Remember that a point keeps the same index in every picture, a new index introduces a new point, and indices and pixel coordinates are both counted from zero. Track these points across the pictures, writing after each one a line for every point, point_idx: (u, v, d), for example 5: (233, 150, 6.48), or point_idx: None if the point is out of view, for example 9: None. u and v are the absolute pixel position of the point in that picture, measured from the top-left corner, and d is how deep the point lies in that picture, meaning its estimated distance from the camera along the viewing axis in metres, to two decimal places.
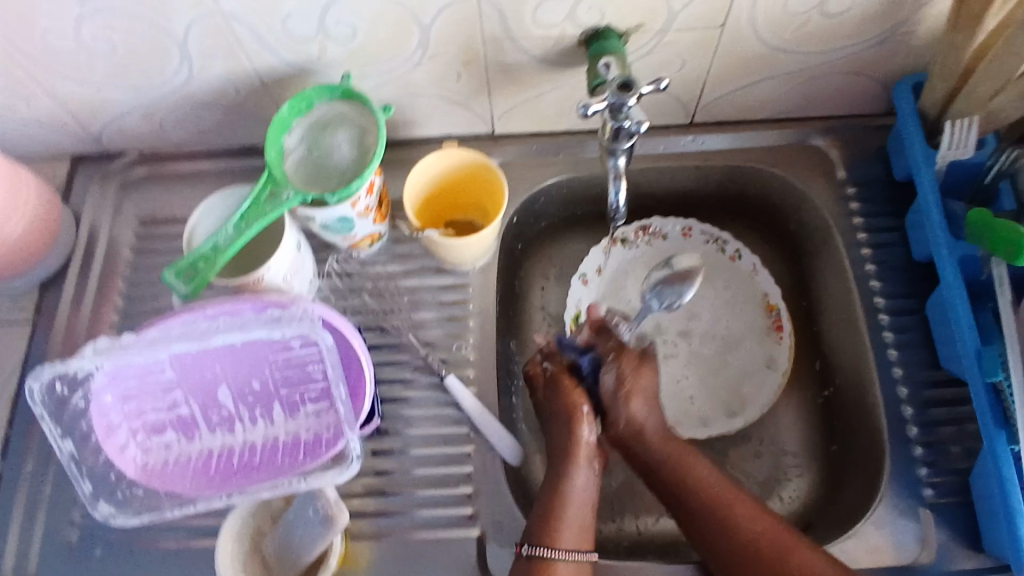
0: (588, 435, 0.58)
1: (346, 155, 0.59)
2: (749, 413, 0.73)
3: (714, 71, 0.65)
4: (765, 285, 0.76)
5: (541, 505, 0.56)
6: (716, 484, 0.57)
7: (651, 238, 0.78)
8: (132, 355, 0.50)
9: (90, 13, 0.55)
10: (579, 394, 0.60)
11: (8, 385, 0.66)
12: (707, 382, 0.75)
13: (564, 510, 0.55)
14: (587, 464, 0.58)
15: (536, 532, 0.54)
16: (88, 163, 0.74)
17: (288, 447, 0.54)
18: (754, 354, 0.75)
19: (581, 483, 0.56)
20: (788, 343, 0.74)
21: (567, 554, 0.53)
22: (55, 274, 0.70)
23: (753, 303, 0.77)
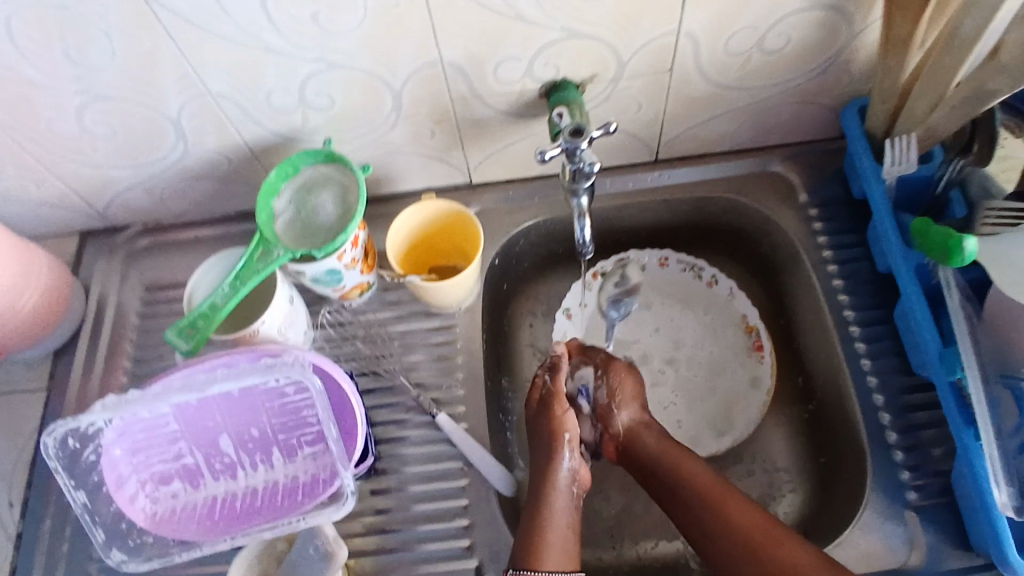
0: (568, 462, 0.61)
1: (330, 214, 0.64)
2: (737, 432, 0.74)
3: (669, 110, 0.70)
4: (743, 307, 0.79)
5: (523, 530, 0.58)
6: (707, 480, 0.60)
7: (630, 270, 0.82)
8: (138, 410, 0.53)
9: (92, 101, 0.61)
10: (566, 420, 0.63)
11: (26, 448, 0.71)
12: (694, 405, 0.77)
13: (547, 534, 0.57)
14: (566, 489, 0.60)
15: (519, 557, 0.56)
16: (95, 237, 0.79)
17: (287, 489, 0.57)
18: (738, 374, 0.77)
19: (559, 506, 0.59)
20: (769, 361, 0.76)
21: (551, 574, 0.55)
22: (67, 343, 0.74)
23: (733, 325, 0.79)
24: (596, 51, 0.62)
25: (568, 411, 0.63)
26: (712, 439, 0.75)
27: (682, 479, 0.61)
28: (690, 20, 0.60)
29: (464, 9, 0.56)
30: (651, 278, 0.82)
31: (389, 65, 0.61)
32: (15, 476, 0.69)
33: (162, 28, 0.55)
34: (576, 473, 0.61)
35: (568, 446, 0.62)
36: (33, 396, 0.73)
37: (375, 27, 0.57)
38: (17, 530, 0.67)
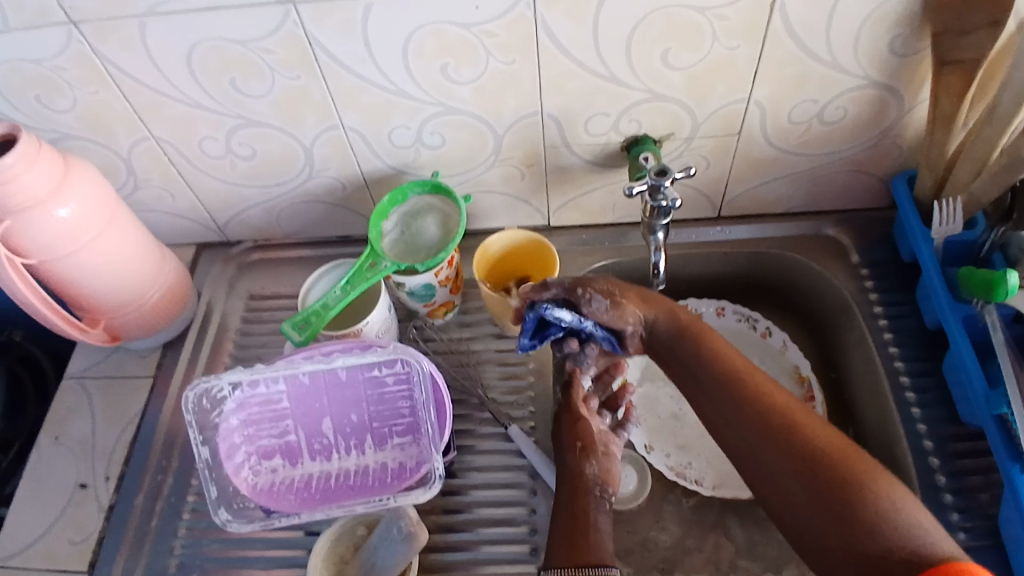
0: (592, 469, 0.65)
1: (433, 236, 0.73)
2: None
3: (734, 170, 0.78)
4: (795, 358, 0.83)
5: (561, 532, 0.61)
6: (744, 368, 0.60)
7: None
8: (259, 384, 0.61)
9: (242, 125, 0.73)
10: (578, 431, 0.68)
11: (127, 429, 0.78)
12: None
13: (581, 533, 0.60)
14: (595, 494, 0.64)
15: (556, 560, 0.59)
16: (211, 249, 0.89)
17: (378, 473, 0.62)
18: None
19: (589, 509, 0.63)
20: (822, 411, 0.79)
21: (580, 568, 0.57)
22: (175, 338, 0.83)
23: (785, 373, 0.83)
24: (675, 113, 0.71)
25: (583, 424, 0.68)
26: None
27: (709, 369, 0.61)
28: (759, 90, 0.69)
29: (566, 68, 0.66)
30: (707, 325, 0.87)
31: (497, 113, 0.71)
32: (116, 452, 0.76)
33: (318, 69, 0.66)
34: (604, 478, 0.65)
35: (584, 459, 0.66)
36: (139, 382, 0.81)
37: (492, 78, 0.67)
38: (109, 503, 0.73)
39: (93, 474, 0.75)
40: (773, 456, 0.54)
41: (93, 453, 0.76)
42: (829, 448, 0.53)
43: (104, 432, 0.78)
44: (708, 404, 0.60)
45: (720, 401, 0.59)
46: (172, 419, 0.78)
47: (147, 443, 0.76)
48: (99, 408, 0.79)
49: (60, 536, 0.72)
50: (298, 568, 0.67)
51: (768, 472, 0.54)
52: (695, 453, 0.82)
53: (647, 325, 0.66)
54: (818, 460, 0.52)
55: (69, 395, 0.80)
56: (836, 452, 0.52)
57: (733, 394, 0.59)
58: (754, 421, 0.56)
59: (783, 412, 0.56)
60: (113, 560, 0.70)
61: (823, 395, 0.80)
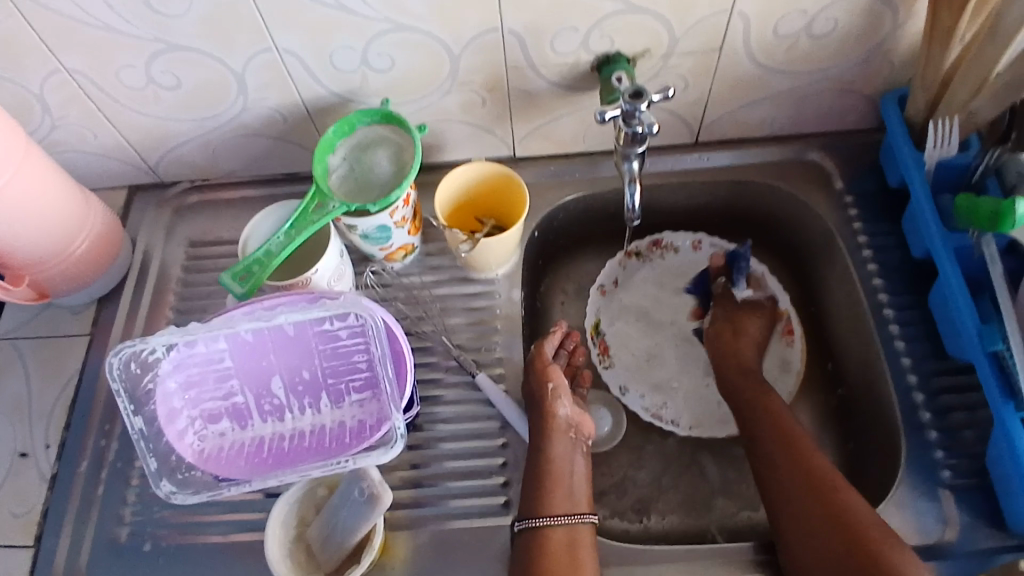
0: (564, 410, 0.64)
1: (386, 170, 0.66)
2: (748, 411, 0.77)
3: (715, 93, 0.72)
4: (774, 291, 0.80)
5: (533, 478, 0.61)
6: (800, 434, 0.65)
7: (664, 251, 0.84)
8: (195, 343, 0.55)
9: (164, 50, 0.63)
10: (550, 374, 0.65)
11: (65, 392, 0.72)
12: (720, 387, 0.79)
13: (553, 479, 0.61)
14: (566, 436, 0.64)
15: (528, 507, 0.60)
16: (144, 192, 0.81)
17: (335, 433, 0.58)
18: (774, 355, 0.78)
19: (560, 453, 0.62)
20: (800, 345, 0.78)
21: (556, 519, 0.59)
22: (111, 291, 0.76)
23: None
24: (652, 27, 0.64)
25: (553, 366, 0.66)
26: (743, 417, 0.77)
27: (783, 425, 0.66)
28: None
29: None
30: (684, 259, 0.84)
31: (452, 30, 0.63)
32: (54, 418, 0.71)
33: None
34: (575, 424, 0.65)
35: (557, 399, 0.64)
36: (76, 341, 0.74)
37: None
38: (52, 471, 0.68)
39: (33, 441, 0.70)
40: (811, 514, 0.58)
41: (30, 419, 0.71)
42: (861, 515, 0.57)
43: (40, 396, 0.72)
44: (768, 449, 0.64)
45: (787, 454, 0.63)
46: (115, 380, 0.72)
47: (89, 407, 0.71)
48: (34, 371, 0.73)
49: (3, 509, 0.67)
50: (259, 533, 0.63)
51: (805, 528, 0.58)
52: (671, 394, 0.78)
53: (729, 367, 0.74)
54: (853, 529, 0.56)
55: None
56: (862, 516, 0.57)
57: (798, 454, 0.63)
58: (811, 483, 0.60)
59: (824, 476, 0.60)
60: (61, 531, 0.66)
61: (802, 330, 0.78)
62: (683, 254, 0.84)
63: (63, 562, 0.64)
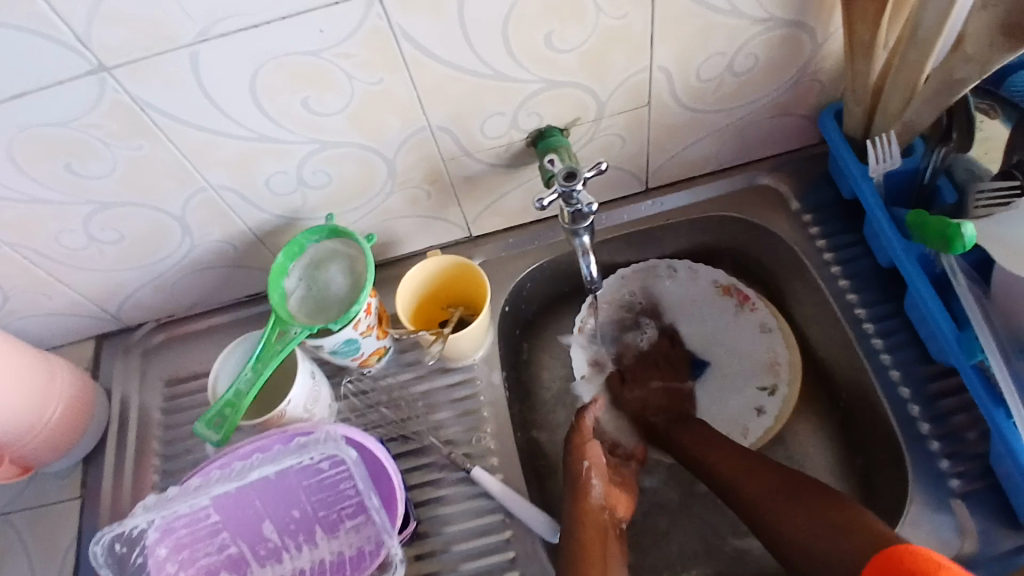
0: (598, 490, 0.64)
1: (341, 286, 0.66)
2: (773, 408, 0.74)
3: (652, 142, 0.72)
4: (711, 276, 0.80)
5: (562, 562, 0.60)
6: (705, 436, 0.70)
7: (601, 307, 0.80)
8: (178, 505, 0.55)
9: (98, 210, 0.64)
10: (588, 449, 0.66)
11: (66, 559, 0.71)
12: (743, 392, 0.76)
13: (585, 561, 0.59)
14: (600, 517, 0.63)
15: None
16: (112, 340, 0.81)
17: (335, 566, 0.56)
18: (751, 331, 0.77)
19: (593, 533, 0.61)
20: (761, 304, 0.77)
21: None
22: (95, 447, 0.75)
23: (711, 294, 0.80)
24: (576, 97, 0.64)
25: (591, 442, 0.67)
26: (766, 398, 0.75)
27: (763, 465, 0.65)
28: (660, 55, 0.63)
29: (444, 75, 0.59)
30: (621, 301, 0.81)
31: (379, 136, 0.63)
32: None
33: (163, 134, 0.58)
34: (608, 504, 0.65)
35: (591, 478, 0.65)
36: (67, 506, 0.73)
37: (364, 102, 0.60)
38: None
39: None
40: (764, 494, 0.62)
41: None
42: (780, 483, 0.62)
43: (41, 569, 0.70)
44: (773, 510, 0.60)
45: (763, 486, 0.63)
46: None
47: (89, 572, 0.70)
48: (31, 545, 0.72)
49: None
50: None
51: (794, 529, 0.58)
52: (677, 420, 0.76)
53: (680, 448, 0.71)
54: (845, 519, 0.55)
55: None
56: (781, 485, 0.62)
57: (815, 497, 0.59)
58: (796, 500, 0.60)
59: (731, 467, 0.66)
60: None
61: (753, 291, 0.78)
62: (619, 301, 0.81)
63: None
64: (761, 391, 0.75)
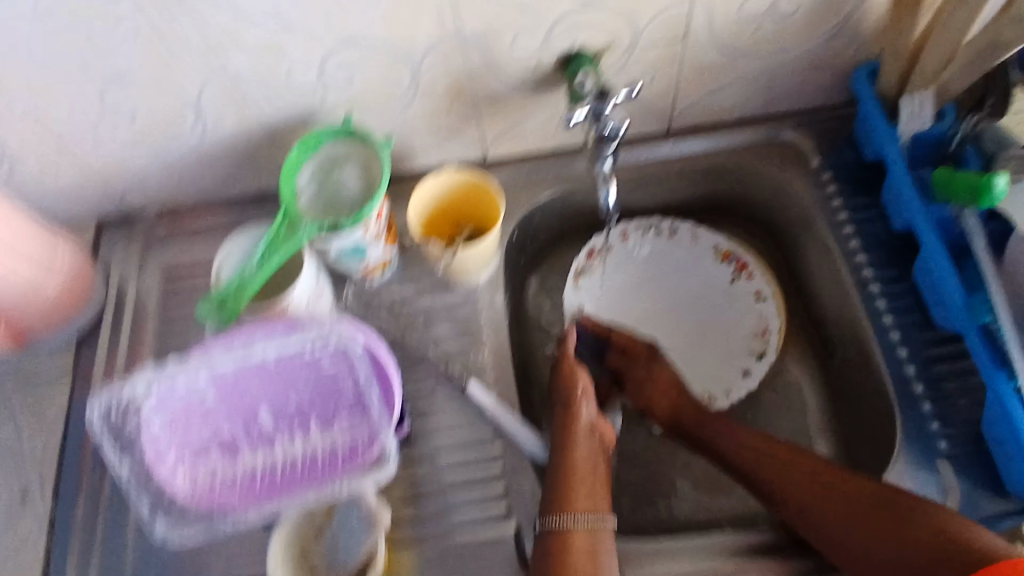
0: (586, 413, 0.66)
1: (354, 188, 0.65)
2: (757, 372, 0.76)
3: (683, 81, 0.71)
4: (711, 241, 0.80)
5: (552, 478, 0.61)
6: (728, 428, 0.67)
7: (601, 255, 0.81)
8: (178, 380, 0.55)
9: (113, 82, 0.62)
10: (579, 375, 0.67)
11: (55, 433, 0.71)
12: (732, 355, 0.77)
13: (574, 476, 0.61)
14: (588, 438, 0.64)
15: (551, 507, 0.59)
16: (113, 225, 0.80)
17: (327, 457, 0.57)
18: (744, 299, 0.78)
19: (583, 453, 0.63)
20: (759, 274, 0.78)
21: (578, 518, 0.58)
22: (90, 329, 0.75)
23: (708, 260, 0.80)
24: (613, 21, 0.63)
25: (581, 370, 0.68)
26: (755, 362, 0.76)
27: (803, 464, 0.61)
28: None
29: None
30: (618, 257, 0.81)
31: (409, 38, 0.61)
32: (46, 460, 0.70)
33: (188, 7, 0.56)
34: (596, 428, 0.66)
35: (582, 401, 0.66)
36: (58, 383, 0.73)
37: None
38: (50, 515, 0.68)
39: (26, 485, 0.69)
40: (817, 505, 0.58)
41: (20, 466, 0.70)
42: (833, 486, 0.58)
43: (29, 440, 0.71)
44: (847, 522, 0.56)
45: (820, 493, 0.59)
46: None
47: (78, 447, 0.70)
48: (20, 417, 0.72)
49: None
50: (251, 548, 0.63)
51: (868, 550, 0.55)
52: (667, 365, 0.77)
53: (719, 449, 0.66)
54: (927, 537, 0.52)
55: None
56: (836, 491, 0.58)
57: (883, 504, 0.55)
58: (862, 509, 0.56)
59: (775, 463, 0.62)
60: (65, 575, 0.65)
61: (752, 260, 0.78)
62: (619, 253, 0.81)
63: None
64: (750, 355, 0.76)
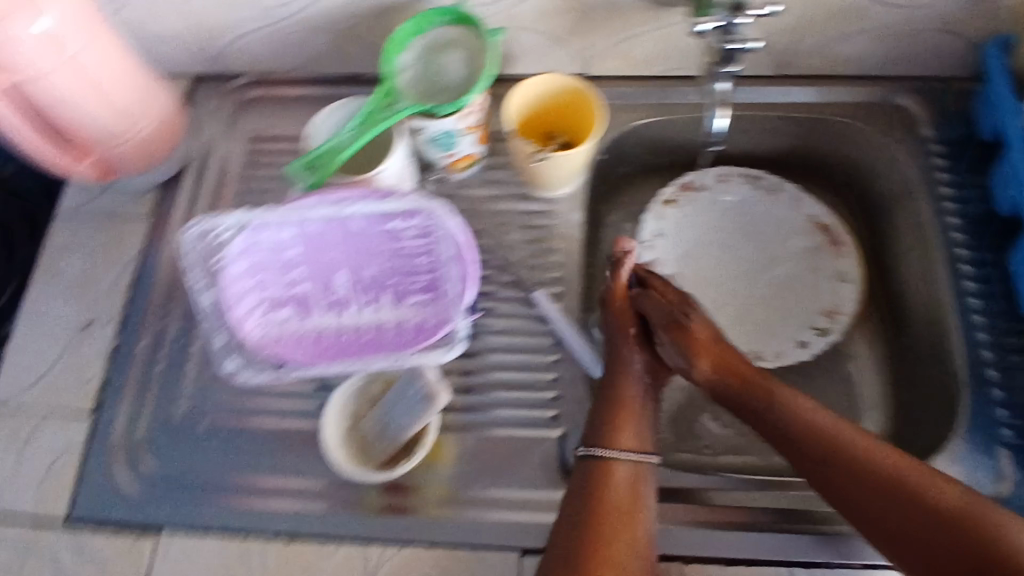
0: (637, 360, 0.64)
1: (457, 74, 0.63)
2: (814, 347, 0.72)
3: (808, 21, 0.68)
4: (811, 210, 0.77)
5: (600, 407, 0.61)
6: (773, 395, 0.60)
7: (693, 193, 0.78)
8: (265, 229, 0.56)
9: None
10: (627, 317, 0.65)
11: (127, 271, 0.73)
12: (798, 322, 0.74)
13: (622, 411, 0.61)
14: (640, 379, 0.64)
15: (595, 436, 0.59)
16: (206, 83, 0.80)
17: (395, 330, 0.59)
18: (824, 270, 0.75)
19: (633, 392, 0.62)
20: (848, 254, 0.75)
21: (621, 454, 0.58)
22: (173, 178, 0.76)
23: (800, 226, 0.77)
24: None
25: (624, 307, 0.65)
26: (815, 337, 0.73)
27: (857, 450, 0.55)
28: None
29: None
30: (705, 202, 0.78)
31: None
32: (116, 293, 0.72)
33: None
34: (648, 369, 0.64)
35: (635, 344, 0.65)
36: (136, 224, 0.75)
37: None
38: (113, 345, 0.70)
39: (95, 313, 0.72)
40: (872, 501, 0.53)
41: (90, 294, 0.72)
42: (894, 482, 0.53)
43: (102, 272, 0.73)
44: (908, 528, 0.51)
45: (877, 492, 0.53)
46: (174, 269, 0.73)
47: (148, 287, 0.72)
48: (96, 250, 0.74)
49: (63, 374, 0.70)
50: (293, 398, 0.67)
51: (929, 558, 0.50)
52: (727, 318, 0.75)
53: (775, 428, 0.59)
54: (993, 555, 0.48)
55: (60, 233, 0.75)
56: (895, 488, 0.53)
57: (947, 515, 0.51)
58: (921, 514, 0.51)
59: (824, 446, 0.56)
60: (123, 402, 0.68)
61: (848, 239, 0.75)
62: (711, 192, 0.78)
63: (121, 429, 0.67)
64: (810, 330, 0.73)
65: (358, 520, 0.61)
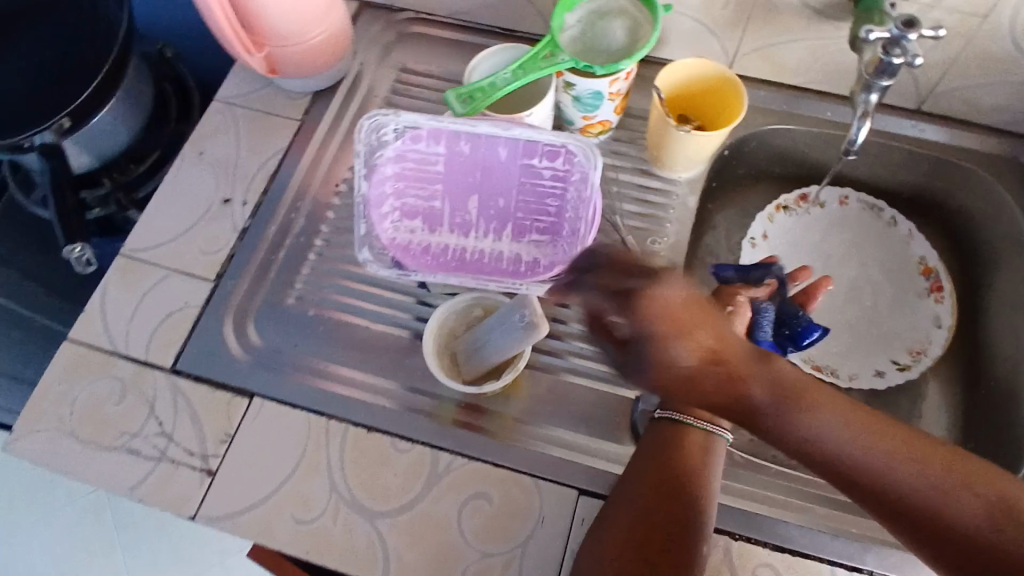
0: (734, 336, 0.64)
1: (618, 41, 0.67)
2: (891, 379, 0.75)
3: (958, 61, 0.69)
4: (921, 250, 0.79)
5: None
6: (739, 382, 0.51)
7: (809, 206, 0.82)
8: (422, 142, 0.67)
9: None
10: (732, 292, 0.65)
11: (268, 162, 0.79)
12: (883, 349, 0.76)
13: None
14: None
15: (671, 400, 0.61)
16: (371, 11, 0.87)
17: (511, 260, 0.68)
18: (919, 304, 0.77)
19: None
20: (949, 301, 0.76)
21: (696, 421, 0.60)
22: (326, 89, 0.82)
23: (908, 263, 0.79)
24: None
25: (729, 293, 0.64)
26: (894, 369, 0.75)
27: (854, 441, 0.49)
28: None
29: None
30: (822, 218, 0.82)
31: None
32: (255, 180, 0.78)
33: None
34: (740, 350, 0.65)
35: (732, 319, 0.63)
36: (284, 123, 0.81)
37: None
38: (243, 225, 0.76)
39: (233, 193, 0.78)
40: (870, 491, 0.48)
41: (231, 175, 0.79)
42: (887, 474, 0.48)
43: (247, 159, 0.80)
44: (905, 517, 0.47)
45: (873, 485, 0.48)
46: (310, 169, 0.79)
47: (284, 181, 0.78)
48: (245, 139, 0.81)
49: (194, 241, 0.76)
50: (394, 309, 0.72)
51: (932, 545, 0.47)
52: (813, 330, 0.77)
53: (756, 415, 0.51)
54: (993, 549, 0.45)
55: (216, 115, 0.82)
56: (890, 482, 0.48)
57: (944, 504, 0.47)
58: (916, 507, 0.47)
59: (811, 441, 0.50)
60: (243, 276, 0.74)
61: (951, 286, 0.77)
62: (828, 212, 0.82)
63: (237, 299, 0.73)
64: (891, 363, 0.75)
65: (434, 426, 0.66)
